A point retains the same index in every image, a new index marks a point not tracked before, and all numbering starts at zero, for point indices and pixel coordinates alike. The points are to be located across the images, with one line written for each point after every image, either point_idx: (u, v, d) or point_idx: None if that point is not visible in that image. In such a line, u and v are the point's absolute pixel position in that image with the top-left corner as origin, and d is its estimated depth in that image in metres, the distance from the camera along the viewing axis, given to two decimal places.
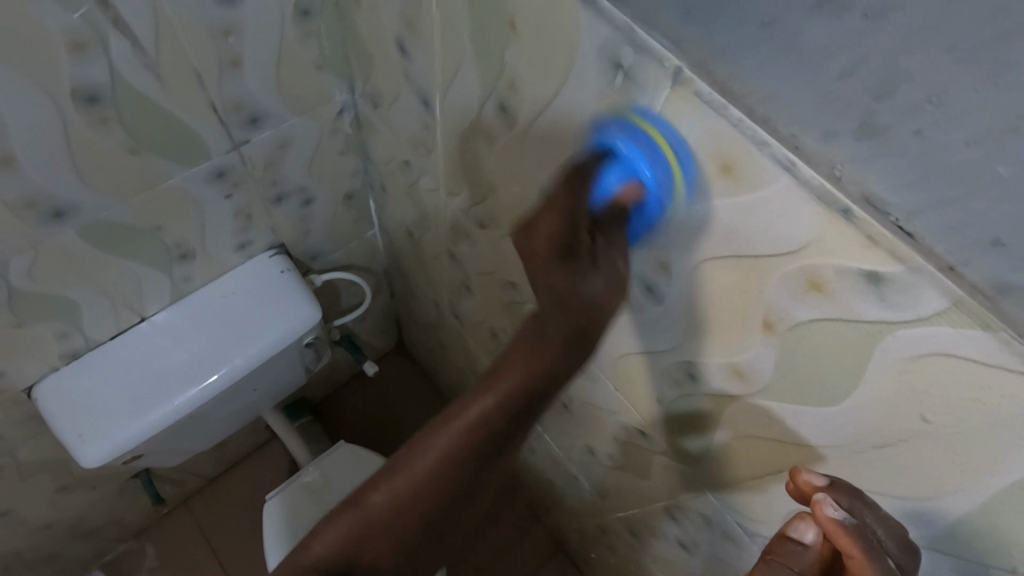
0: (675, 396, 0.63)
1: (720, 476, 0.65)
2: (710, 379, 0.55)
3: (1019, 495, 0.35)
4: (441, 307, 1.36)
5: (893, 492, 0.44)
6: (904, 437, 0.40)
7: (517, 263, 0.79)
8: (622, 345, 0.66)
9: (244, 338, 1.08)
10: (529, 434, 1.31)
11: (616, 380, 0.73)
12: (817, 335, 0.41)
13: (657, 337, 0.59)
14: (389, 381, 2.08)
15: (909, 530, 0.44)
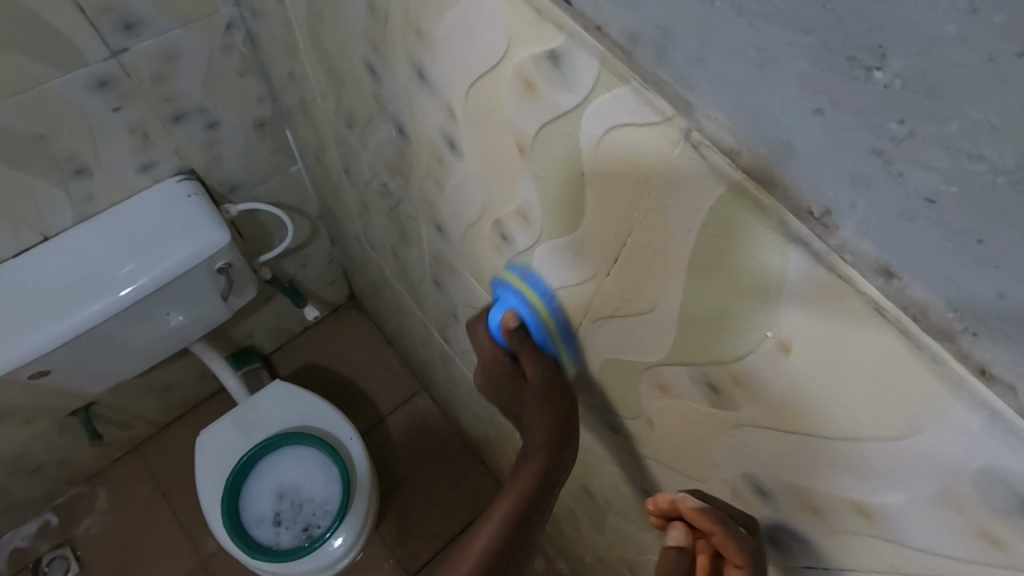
0: (503, 268, 0.64)
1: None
2: (514, 233, 0.56)
3: (698, 277, 0.36)
4: (363, 243, 1.36)
5: (637, 310, 0.45)
6: (624, 245, 0.41)
7: (384, 162, 0.80)
8: (460, 223, 0.67)
9: (144, 262, 1.10)
10: (452, 368, 1.32)
11: (470, 266, 0.74)
12: (549, 149, 0.42)
13: (473, 203, 0.60)
14: (340, 331, 2.03)
15: (660, 350, 0.46)
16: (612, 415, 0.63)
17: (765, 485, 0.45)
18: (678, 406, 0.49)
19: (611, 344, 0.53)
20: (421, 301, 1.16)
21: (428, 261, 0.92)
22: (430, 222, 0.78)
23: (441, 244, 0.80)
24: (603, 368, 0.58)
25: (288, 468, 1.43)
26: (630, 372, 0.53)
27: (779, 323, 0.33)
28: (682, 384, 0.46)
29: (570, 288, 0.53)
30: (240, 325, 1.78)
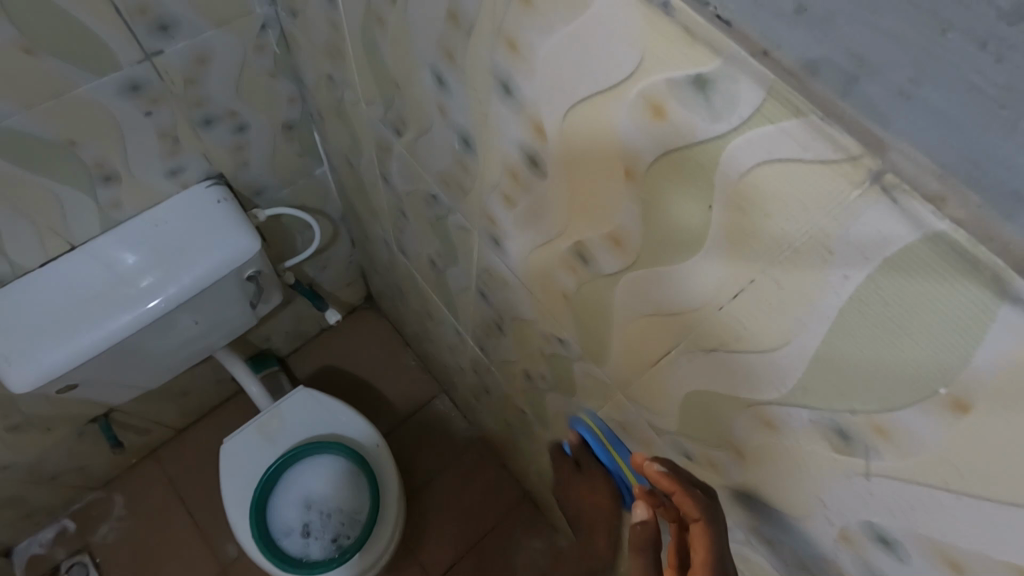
0: (575, 289, 0.61)
1: (623, 374, 0.64)
2: (599, 257, 0.53)
3: (852, 324, 0.33)
4: (391, 247, 1.33)
5: (754, 348, 0.42)
6: (753, 281, 0.38)
7: (436, 172, 0.77)
8: (528, 240, 0.64)
9: (173, 270, 1.06)
10: (484, 375, 1.29)
11: (531, 283, 0.71)
12: (670, 177, 0.38)
13: (551, 222, 0.57)
14: (358, 333, 2.00)
15: (777, 389, 0.43)
16: (690, 443, 0.60)
17: (885, 534, 0.42)
18: (785, 445, 0.46)
19: (707, 376, 0.50)
20: (457, 309, 1.13)
21: (473, 272, 0.89)
22: (486, 236, 0.75)
23: (495, 258, 0.77)
24: (691, 399, 0.54)
25: (313, 479, 1.39)
26: (727, 405, 0.50)
27: (958, 383, 0.30)
28: (797, 426, 0.43)
29: (664, 317, 0.50)
30: (259, 329, 1.75)
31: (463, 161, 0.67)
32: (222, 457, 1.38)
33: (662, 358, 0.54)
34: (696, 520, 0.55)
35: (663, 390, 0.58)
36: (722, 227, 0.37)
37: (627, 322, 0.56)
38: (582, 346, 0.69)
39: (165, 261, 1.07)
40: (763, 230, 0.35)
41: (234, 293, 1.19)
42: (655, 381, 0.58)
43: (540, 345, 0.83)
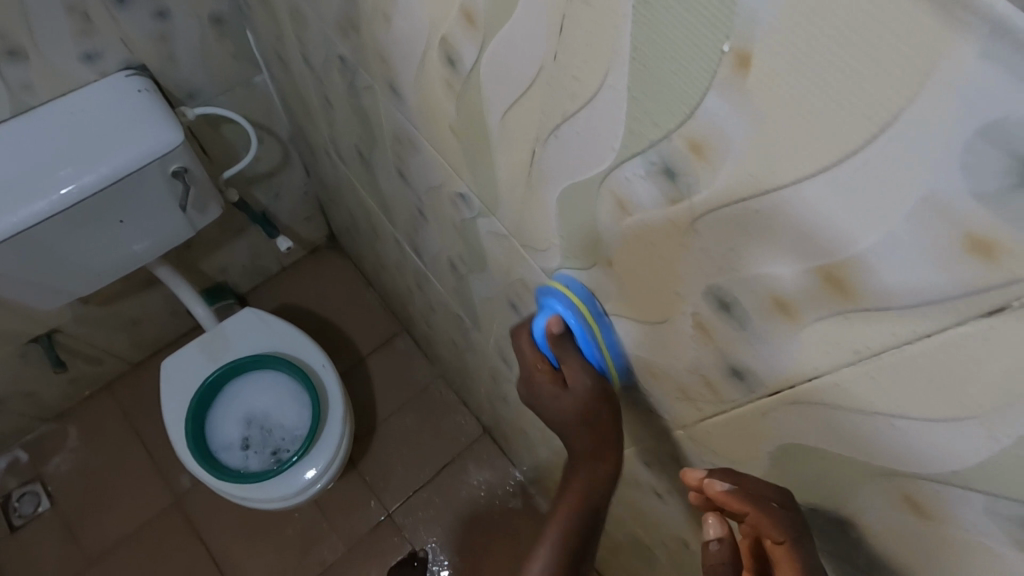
0: (528, 190, 0.53)
1: (585, 295, 0.57)
2: (556, 142, 0.44)
3: (852, 191, 0.26)
4: (337, 163, 1.21)
5: (718, 217, 0.34)
6: (734, 155, 0.30)
7: (371, 67, 0.68)
8: (470, 132, 0.56)
9: (87, 158, 0.97)
10: (439, 305, 1.21)
11: (479, 191, 0.64)
12: (645, 21, 0.30)
13: (501, 107, 0.48)
14: (320, 271, 1.90)
15: (756, 298, 0.36)
16: (637, 346, 0.53)
17: (848, 435, 0.36)
18: (751, 362, 0.40)
19: (664, 266, 0.42)
20: (410, 234, 1.04)
21: (421, 189, 0.80)
22: (429, 138, 0.66)
23: (439, 162, 0.69)
24: (655, 315, 0.48)
25: (258, 392, 1.34)
26: (692, 320, 0.43)
27: (978, 216, 0.22)
28: (761, 320, 0.36)
29: (631, 216, 0.42)
30: (211, 257, 1.62)
31: (389, 43, 0.58)
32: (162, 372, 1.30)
33: (617, 251, 0.47)
34: (778, 541, 0.43)
35: (610, 291, 0.52)
36: (706, 81, 0.29)
37: (589, 225, 0.48)
38: (539, 265, 0.62)
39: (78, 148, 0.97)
40: (750, 74, 0.27)
41: (159, 189, 1.08)
42: (616, 297, 0.51)
43: (494, 270, 0.76)
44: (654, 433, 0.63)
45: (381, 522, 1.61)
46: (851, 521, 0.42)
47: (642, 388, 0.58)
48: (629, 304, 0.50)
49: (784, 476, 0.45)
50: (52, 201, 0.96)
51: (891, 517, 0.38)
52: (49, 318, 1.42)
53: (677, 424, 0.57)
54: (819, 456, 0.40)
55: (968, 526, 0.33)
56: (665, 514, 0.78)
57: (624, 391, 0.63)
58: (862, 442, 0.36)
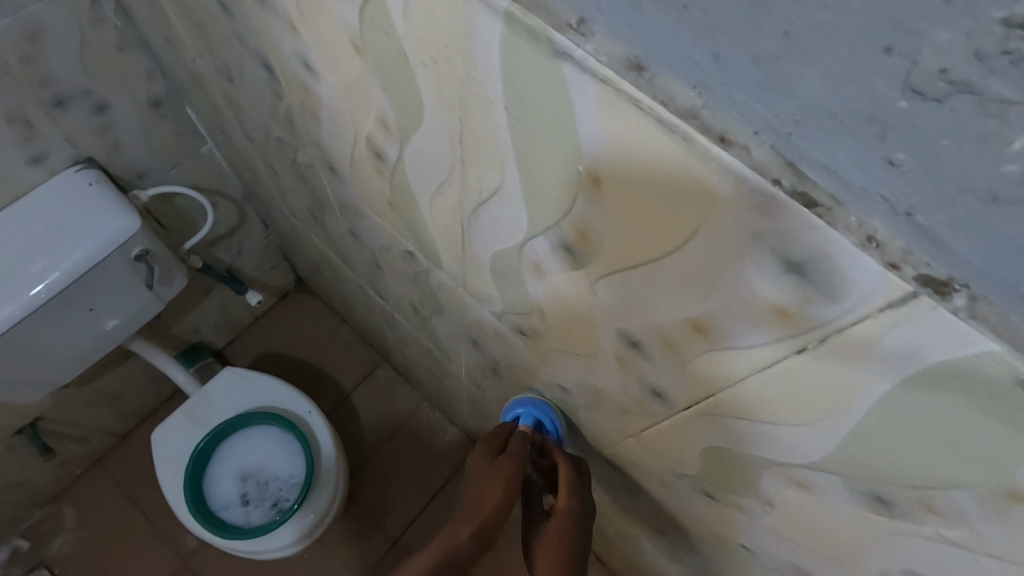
0: (465, 252, 0.60)
1: (531, 335, 0.64)
2: (477, 220, 0.51)
3: (689, 273, 0.34)
4: (291, 220, 1.26)
5: (610, 282, 0.42)
6: (608, 243, 0.38)
7: (308, 147, 0.74)
8: (407, 207, 0.62)
9: (52, 255, 1.01)
10: (410, 339, 1.28)
11: (424, 251, 0.70)
12: (520, 144, 0.37)
13: (428, 191, 0.55)
14: (293, 316, 1.94)
15: (653, 341, 0.43)
16: (580, 374, 0.61)
17: (745, 440, 0.44)
18: (663, 385, 0.48)
19: (581, 315, 0.50)
20: (370, 281, 1.09)
21: (372, 243, 0.86)
22: (372, 207, 0.72)
23: (385, 226, 0.75)
24: (587, 351, 0.55)
25: (249, 449, 1.38)
26: (615, 355, 0.51)
27: (770, 289, 0.30)
28: (662, 356, 0.44)
29: (548, 277, 0.49)
30: (182, 321, 1.65)
31: (321, 131, 0.64)
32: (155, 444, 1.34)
33: (546, 303, 0.54)
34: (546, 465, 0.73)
35: (548, 330, 0.59)
36: (573, 190, 0.36)
37: (520, 282, 0.55)
38: (487, 310, 0.69)
39: (39, 249, 1.01)
40: (600, 190, 0.34)
41: (124, 274, 1.12)
42: (554, 336, 0.58)
43: (452, 313, 0.82)
44: (611, 444, 0.70)
45: (388, 549, 1.67)
46: (769, 503, 0.50)
47: (592, 407, 0.66)
48: (566, 342, 0.57)
49: (713, 469, 0.53)
50: (23, 303, 1.00)
51: (786, 495, 0.46)
52: (29, 407, 1.43)
53: (626, 435, 0.64)
54: (730, 455, 0.48)
55: (845, 503, 0.40)
56: (635, 510, 0.85)
57: (580, 411, 0.70)
58: (753, 443, 0.44)
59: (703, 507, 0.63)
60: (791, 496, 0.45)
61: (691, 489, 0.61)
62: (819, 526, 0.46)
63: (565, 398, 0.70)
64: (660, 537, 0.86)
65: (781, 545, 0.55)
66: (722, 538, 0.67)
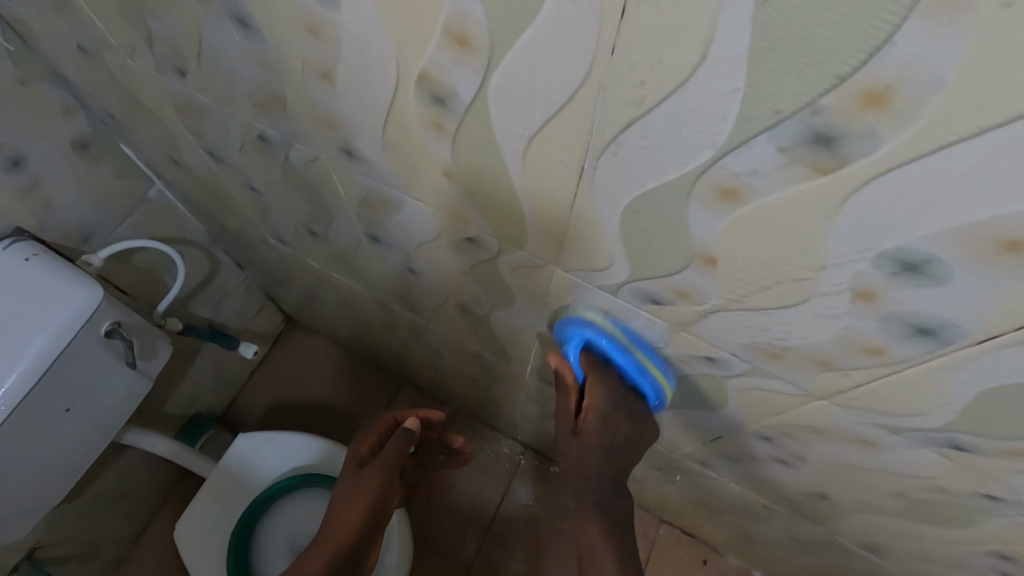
0: (575, 210, 0.44)
1: (672, 301, 0.48)
2: (618, 151, 0.35)
3: None
4: (280, 248, 1.07)
5: (904, 169, 0.27)
6: (946, 88, 0.23)
7: (305, 135, 0.56)
8: (479, 169, 0.46)
9: (1, 358, 0.81)
10: (444, 349, 1.12)
11: (496, 229, 0.53)
12: None
13: (528, 131, 0.38)
14: (293, 358, 1.73)
15: (971, 242, 0.29)
16: (754, 333, 0.46)
17: None
18: (949, 313, 0.34)
19: (797, 247, 0.35)
20: (396, 292, 0.92)
21: (402, 243, 0.69)
22: (415, 191, 0.55)
23: (432, 211, 0.57)
24: (786, 298, 0.40)
25: (289, 521, 1.20)
26: (850, 292, 0.36)
27: None
28: (978, 269, 0.30)
29: (748, 203, 0.34)
30: (175, 395, 1.43)
31: (331, 99, 0.47)
32: (184, 541, 1.10)
33: (725, 253, 0.39)
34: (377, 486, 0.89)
35: (710, 287, 0.44)
36: (900, 7, 0.21)
37: (678, 230, 0.39)
38: (593, 285, 0.53)
39: None
40: None
41: (98, 357, 0.92)
42: (724, 291, 0.43)
43: (528, 302, 0.66)
44: (781, 408, 0.56)
45: None
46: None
47: (761, 372, 0.51)
48: (743, 296, 0.43)
49: (988, 408, 0.40)
50: None
51: None
52: (19, 539, 1.20)
53: (817, 396, 0.50)
54: None
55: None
56: (784, 474, 0.73)
57: (734, 380, 0.56)
58: None
59: (930, 458, 0.50)
60: None
61: (916, 443, 0.48)
62: None
63: (713, 371, 0.56)
64: (818, 498, 0.74)
65: None
66: (943, 489, 0.54)
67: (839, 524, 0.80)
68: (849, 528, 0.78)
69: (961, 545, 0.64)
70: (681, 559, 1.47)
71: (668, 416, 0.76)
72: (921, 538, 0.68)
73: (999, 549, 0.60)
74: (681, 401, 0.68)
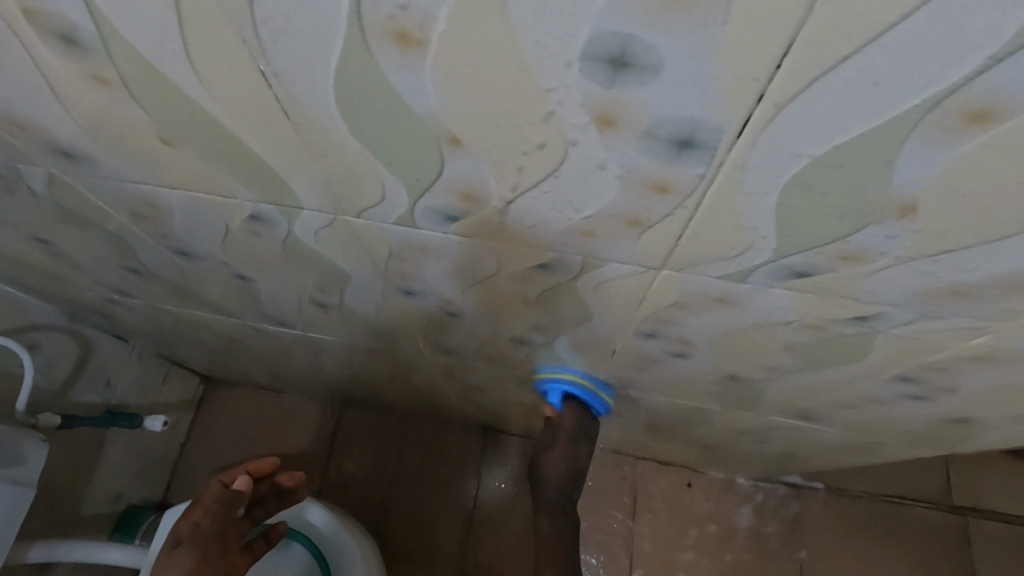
0: (299, 133, 0.37)
1: (463, 211, 0.42)
2: (273, 38, 0.29)
3: None
4: (129, 302, 0.97)
5: None
6: None
7: (19, 152, 0.48)
8: (186, 119, 0.38)
9: None
10: (345, 356, 1.03)
11: (263, 191, 0.46)
12: None
13: (180, 45, 0.31)
14: (222, 416, 1.59)
15: (653, 9, 0.23)
16: (555, 217, 0.40)
17: (863, 106, 0.26)
18: (689, 111, 0.28)
19: (514, 86, 0.29)
20: (256, 309, 0.83)
21: (207, 247, 0.61)
22: (162, 178, 0.47)
23: (198, 194, 0.49)
24: (547, 163, 0.34)
25: None
26: (592, 126, 0.30)
27: None
28: (685, 40, 0.24)
29: (428, 47, 0.27)
30: (89, 494, 1.29)
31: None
32: None
33: (460, 121, 0.32)
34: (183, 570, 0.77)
35: (485, 177, 0.37)
36: None
37: (397, 114, 0.33)
38: (388, 221, 0.46)
39: None
40: None
41: None
42: (495, 176, 0.37)
43: (361, 271, 0.59)
44: (637, 295, 0.51)
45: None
46: (908, 211, 0.32)
47: (592, 261, 0.46)
48: (520, 171, 0.36)
49: (797, 220, 0.35)
50: None
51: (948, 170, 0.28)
52: None
53: (653, 268, 0.45)
54: (838, 168, 0.30)
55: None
56: (688, 368, 0.69)
57: (579, 281, 0.50)
58: (877, 101, 0.25)
59: (788, 298, 0.46)
60: (956, 163, 0.28)
61: (766, 283, 0.44)
62: (993, 197, 0.30)
63: (555, 275, 0.50)
64: (730, 381, 0.70)
65: (923, 275, 0.38)
66: (821, 325, 0.50)
67: (768, 402, 0.76)
68: (779, 401, 0.74)
69: (871, 382, 0.62)
70: (665, 491, 1.39)
71: (562, 347, 0.70)
72: (837, 387, 0.65)
73: (902, 372, 0.57)
74: (561, 324, 0.62)
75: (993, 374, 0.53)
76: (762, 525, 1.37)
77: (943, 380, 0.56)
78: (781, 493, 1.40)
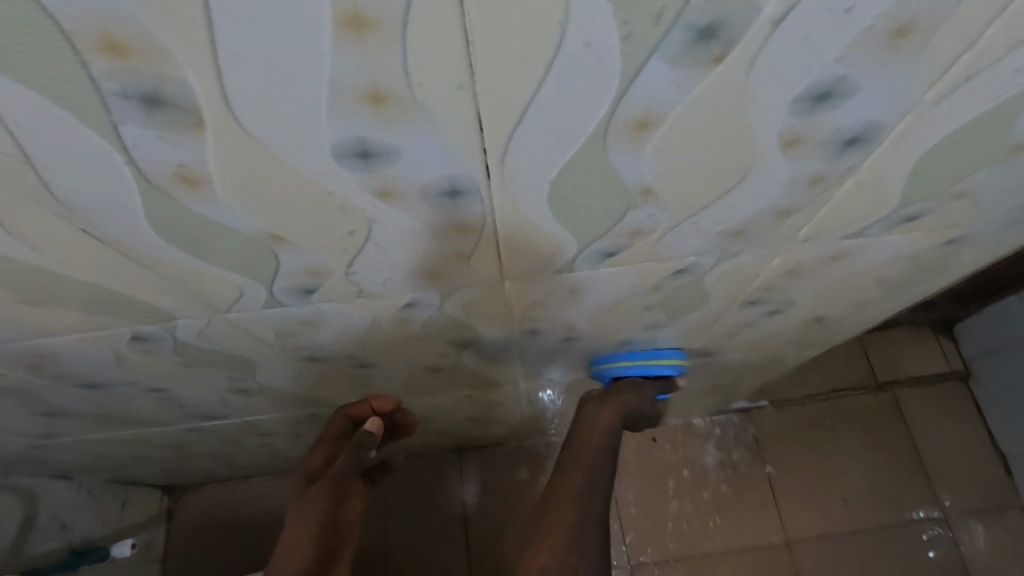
0: (144, 265, 0.41)
1: (317, 284, 0.47)
2: (83, 207, 0.33)
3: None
4: (58, 442, 0.96)
5: (238, 102, 0.27)
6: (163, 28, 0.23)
7: None
8: (35, 280, 0.41)
9: None
10: (290, 427, 1.06)
11: (136, 315, 0.49)
12: None
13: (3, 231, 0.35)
14: (194, 520, 1.56)
15: (365, 123, 0.29)
16: (395, 266, 0.46)
17: (561, 140, 0.32)
18: (441, 173, 0.34)
19: (298, 188, 0.34)
20: (183, 412, 0.85)
21: (105, 373, 0.63)
22: (39, 332, 0.50)
23: (77, 334, 0.52)
24: (359, 233, 0.40)
25: None
26: (376, 200, 0.36)
27: None
28: (405, 134, 0.31)
29: (211, 183, 0.33)
30: None
31: None
32: None
33: (269, 222, 0.37)
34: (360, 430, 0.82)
35: (319, 255, 0.42)
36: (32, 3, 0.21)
37: (217, 231, 0.38)
38: (260, 309, 0.51)
39: None
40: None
41: None
42: (327, 252, 0.42)
43: (259, 351, 0.62)
44: (502, 304, 0.57)
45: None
46: (649, 193, 0.39)
47: (448, 290, 0.52)
48: (345, 240, 0.41)
49: (576, 220, 0.42)
50: None
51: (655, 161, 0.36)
52: None
53: (498, 281, 0.51)
54: (579, 179, 0.37)
55: (689, 93, 0.30)
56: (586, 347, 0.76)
57: (449, 307, 0.56)
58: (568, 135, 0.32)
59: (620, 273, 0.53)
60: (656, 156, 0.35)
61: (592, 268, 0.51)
62: (701, 168, 0.37)
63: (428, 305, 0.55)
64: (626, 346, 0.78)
65: (703, 229, 0.46)
66: (662, 283, 0.57)
67: None
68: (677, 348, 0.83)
69: (732, 312, 0.70)
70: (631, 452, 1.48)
71: (473, 361, 0.76)
72: (712, 324, 0.74)
73: (748, 299, 0.65)
74: (459, 343, 0.68)
75: (812, 281, 0.62)
76: (726, 454, 1.48)
77: (781, 295, 0.65)
78: (734, 421, 1.51)
